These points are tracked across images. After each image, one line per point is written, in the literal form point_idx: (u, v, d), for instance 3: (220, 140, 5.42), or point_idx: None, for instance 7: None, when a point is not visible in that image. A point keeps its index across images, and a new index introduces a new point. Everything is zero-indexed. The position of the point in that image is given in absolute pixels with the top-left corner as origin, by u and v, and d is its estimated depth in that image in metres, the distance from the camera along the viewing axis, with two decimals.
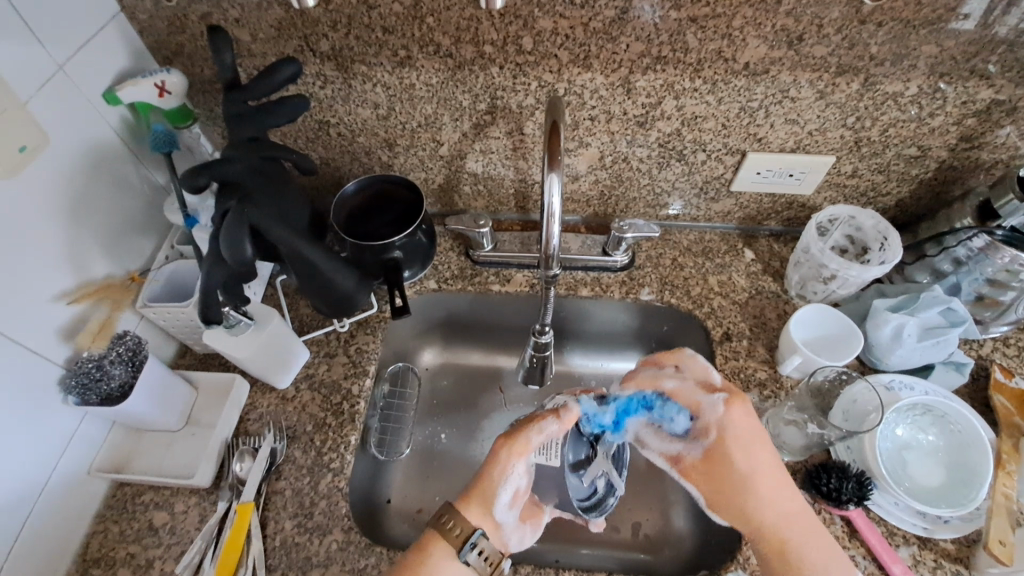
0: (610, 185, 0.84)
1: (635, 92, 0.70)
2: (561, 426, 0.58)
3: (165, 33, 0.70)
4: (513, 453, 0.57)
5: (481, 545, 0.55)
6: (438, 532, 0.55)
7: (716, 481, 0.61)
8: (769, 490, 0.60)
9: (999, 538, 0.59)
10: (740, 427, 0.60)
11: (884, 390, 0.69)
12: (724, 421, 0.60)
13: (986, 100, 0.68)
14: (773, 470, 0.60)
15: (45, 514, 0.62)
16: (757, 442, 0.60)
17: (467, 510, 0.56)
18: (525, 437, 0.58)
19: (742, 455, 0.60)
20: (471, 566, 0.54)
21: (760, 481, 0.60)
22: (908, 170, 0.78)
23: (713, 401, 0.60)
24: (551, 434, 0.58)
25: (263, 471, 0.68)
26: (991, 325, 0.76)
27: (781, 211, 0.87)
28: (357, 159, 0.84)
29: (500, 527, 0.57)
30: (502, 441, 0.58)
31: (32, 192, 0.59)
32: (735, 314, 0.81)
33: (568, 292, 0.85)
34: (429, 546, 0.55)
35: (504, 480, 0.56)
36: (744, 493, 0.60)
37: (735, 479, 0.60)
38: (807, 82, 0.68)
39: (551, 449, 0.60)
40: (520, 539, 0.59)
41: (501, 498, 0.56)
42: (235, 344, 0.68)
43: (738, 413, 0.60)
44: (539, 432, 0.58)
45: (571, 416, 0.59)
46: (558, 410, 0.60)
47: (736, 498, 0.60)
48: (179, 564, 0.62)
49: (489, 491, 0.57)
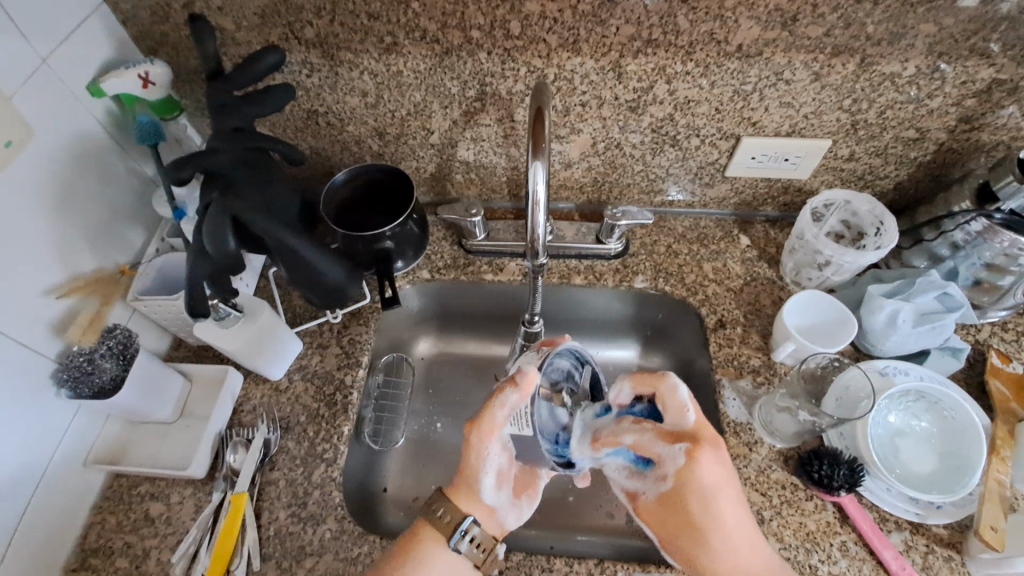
0: (603, 172, 0.83)
1: (626, 76, 0.69)
2: (521, 396, 0.52)
3: (149, 22, 0.69)
4: (483, 435, 0.55)
5: (472, 532, 0.57)
6: (428, 522, 0.57)
7: (673, 527, 0.56)
8: (727, 541, 0.55)
9: (991, 524, 0.59)
10: (695, 485, 0.54)
11: (878, 375, 0.69)
12: (687, 476, 0.54)
13: (987, 80, 0.66)
14: (736, 517, 0.55)
15: (42, 505, 0.62)
16: (724, 487, 0.55)
17: (458, 498, 0.57)
18: (490, 417, 0.54)
19: (698, 501, 0.54)
20: (463, 553, 0.56)
21: (713, 534, 0.55)
22: (907, 153, 0.77)
23: (675, 453, 0.53)
24: (514, 406, 0.53)
25: (255, 462, 0.68)
26: (988, 310, 0.75)
27: (777, 196, 0.85)
28: (347, 149, 0.84)
29: (493, 511, 0.58)
30: (469, 425, 0.55)
31: (18, 187, 0.59)
32: (730, 301, 0.80)
33: (561, 281, 0.84)
34: (420, 535, 0.57)
35: (482, 464, 0.56)
36: (693, 544, 0.56)
37: (690, 533, 0.56)
38: (802, 64, 0.66)
39: (520, 418, 0.53)
40: (517, 515, 0.60)
41: (485, 483, 0.56)
42: (224, 336, 0.68)
43: (702, 467, 0.53)
44: (501, 407, 0.53)
45: (529, 379, 0.52)
46: (514, 377, 0.53)
47: (691, 546, 0.56)
48: (175, 554, 0.63)
49: (472, 477, 0.57)
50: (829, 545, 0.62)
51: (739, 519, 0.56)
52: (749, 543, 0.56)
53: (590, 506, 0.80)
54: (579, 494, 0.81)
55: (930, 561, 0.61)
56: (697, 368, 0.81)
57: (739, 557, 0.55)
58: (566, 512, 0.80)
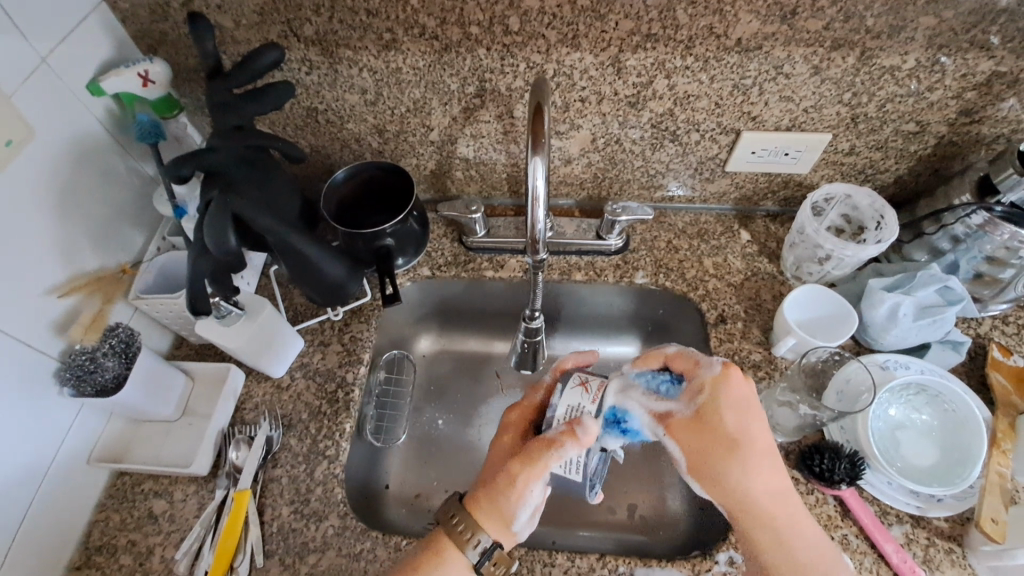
0: (603, 167, 0.83)
1: (626, 71, 0.69)
2: (580, 450, 0.53)
3: (148, 21, 0.69)
4: (531, 476, 0.53)
5: (497, 554, 0.54)
6: (449, 538, 0.54)
7: (709, 443, 0.53)
8: (760, 468, 0.54)
9: (991, 517, 0.59)
10: (731, 398, 0.54)
11: (878, 369, 0.69)
12: (722, 387, 0.55)
13: (987, 73, 0.66)
14: (768, 450, 0.54)
15: (46, 503, 0.63)
16: (756, 410, 0.55)
17: (484, 518, 0.54)
18: (543, 463, 0.53)
19: (733, 414, 0.54)
20: (484, 572, 0.54)
21: (749, 447, 0.54)
22: (907, 147, 0.76)
23: (711, 363, 0.56)
24: (571, 458, 0.53)
25: (258, 459, 0.69)
26: (989, 303, 0.75)
27: (778, 191, 0.85)
28: (347, 146, 0.84)
29: (516, 536, 0.56)
30: (518, 466, 0.53)
31: (19, 186, 0.59)
32: (730, 296, 0.80)
33: (561, 277, 0.84)
34: (441, 551, 0.54)
35: (523, 501, 0.53)
36: (732, 456, 0.53)
37: (726, 446, 0.54)
38: (802, 58, 0.66)
39: (573, 465, 0.56)
40: (535, 537, 0.59)
41: (519, 517, 0.54)
42: (225, 334, 0.68)
43: (735, 380, 0.55)
44: (559, 459, 0.52)
45: (590, 435, 0.53)
46: (575, 431, 0.53)
47: (725, 462, 0.53)
48: (178, 551, 0.63)
49: (506, 510, 0.54)
50: (831, 538, 0.62)
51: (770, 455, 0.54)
52: (775, 476, 0.54)
53: (591, 501, 0.81)
54: (581, 490, 0.81)
55: (932, 554, 0.61)
56: None
57: (768, 489, 0.54)
58: (568, 508, 0.80)
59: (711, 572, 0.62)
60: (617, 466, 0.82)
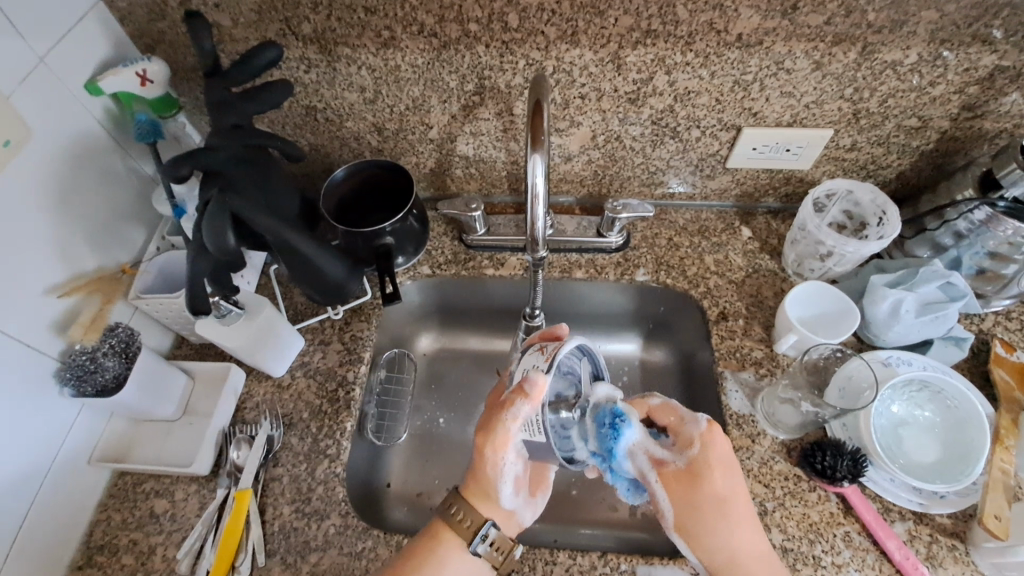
0: (603, 165, 0.83)
1: (626, 67, 0.68)
2: (533, 406, 0.50)
3: (146, 20, 0.69)
4: (496, 448, 0.54)
5: (491, 536, 0.57)
6: (446, 524, 0.57)
7: (697, 498, 0.57)
8: (740, 525, 0.57)
9: (995, 513, 0.58)
10: (719, 456, 0.57)
11: (881, 366, 0.68)
12: (709, 448, 0.57)
13: (989, 67, 0.66)
14: (745, 506, 0.58)
15: (48, 503, 0.63)
16: (734, 470, 0.58)
17: (476, 502, 0.57)
18: (504, 431, 0.53)
19: (722, 473, 0.57)
20: (483, 556, 0.56)
21: (733, 507, 0.57)
22: (909, 142, 0.76)
23: (696, 419, 0.58)
24: (527, 418, 0.51)
25: (259, 458, 0.69)
26: (992, 299, 0.75)
27: (779, 187, 0.85)
28: (346, 145, 0.83)
29: (510, 513, 0.58)
30: (484, 440, 0.54)
31: (18, 187, 0.59)
32: (731, 293, 0.80)
33: (562, 274, 0.84)
34: (439, 536, 0.56)
35: (499, 474, 0.55)
36: (717, 516, 0.57)
37: (713, 504, 0.57)
38: (803, 53, 0.66)
39: (534, 426, 0.51)
40: (533, 512, 0.61)
41: (502, 491, 0.56)
42: (226, 333, 0.68)
43: (719, 438, 0.58)
44: (513, 420, 0.52)
45: (539, 389, 0.50)
46: (523, 387, 0.51)
47: (713, 521, 0.57)
48: (180, 550, 0.64)
49: (488, 485, 0.56)
50: (833, 535, 0.62)
51: (746, 510, 0.58)
52: (752, 533, 0.57)
53: (593, 499, 0.80)
54: (582, 488, 0.81)
55: (935, 551, 0.61)
56: (699, 361, 0.81)
57: (748, 551, 0.57)
58: (570, 506, 0.80)
59: None
60: None
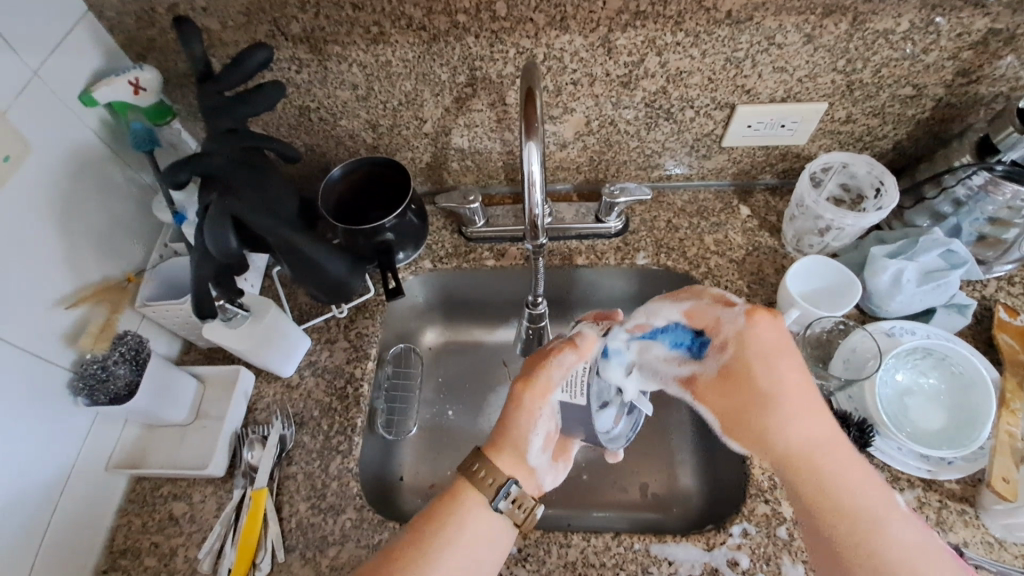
0: (599, 150, 0.83)
1: (616, 51, 0.68)
2: (580, 357, 0.56)
3: (135, 28, 0.69)
4: (536, 395, 0.56)
5: (512, 493, 0.56)
6: (465, 481, 0.56)
7: (737, 399, 0.58)
8: (798, 408, 0.56)
9: (1003, 476, 0.59)
10: (765, 338, 0.56)
11: (884, 336, 0.69)
12: (747, 335, 0.56)
13: (982, 31, 0.65)
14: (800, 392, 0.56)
15: (69, 512, 0.64)
16: (786, 354, 0.57)
17: (498, 458, 0.57)
18: (546, 377, 0.56)
19: (764, 367, 0.56)
20: (503, 512, 0.56)
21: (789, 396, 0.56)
22: (904, 111, 0.76)
23: (735, 314, 0.57)
24: (572, 367, 0.56)
25: (273, 458, 0.70)
26: (994, 265, 0.75)
27: (776, 163, 0.85)
28: (342, 143, 0.84)
29: (533, 473, 0.59)
30: (522, 385, 0.57)
31: (20, 200, 0.59)
32: (733, 271, 0.80)
33: (563, 262, 0.85)
34: (459, 494, 0.56)
35: (532, 424, 0.57)
36: (773, 408, 0.56)
37: (757, 402, 0.56)
38: (793, 27, 0.65)
39: (574, 386, 0.55)
40: (553, 478, 0.62)
41: (532, 445, 0.57)
42: (234, 336, 0.69)
43: (762, 326, 0.56)
44: (559, 367, 0.56)
45: (588, 343, 0.57)
46: (574, 340, 0.58)
47: (760, 419, 0.57)
48: (201, 551, 0.65)
49: (518, 438, 0.57)
50: None
51: (807, 393, 0.56)
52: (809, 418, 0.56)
53: (604, 483, 0.81)
54: (593, 472, 0.82)
55: (945, 516, 0.61)
56: None
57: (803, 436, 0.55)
58: (582, 491, 0.81)
59: (725, 545, 0.63)
60: (631, 447, 0.83)
